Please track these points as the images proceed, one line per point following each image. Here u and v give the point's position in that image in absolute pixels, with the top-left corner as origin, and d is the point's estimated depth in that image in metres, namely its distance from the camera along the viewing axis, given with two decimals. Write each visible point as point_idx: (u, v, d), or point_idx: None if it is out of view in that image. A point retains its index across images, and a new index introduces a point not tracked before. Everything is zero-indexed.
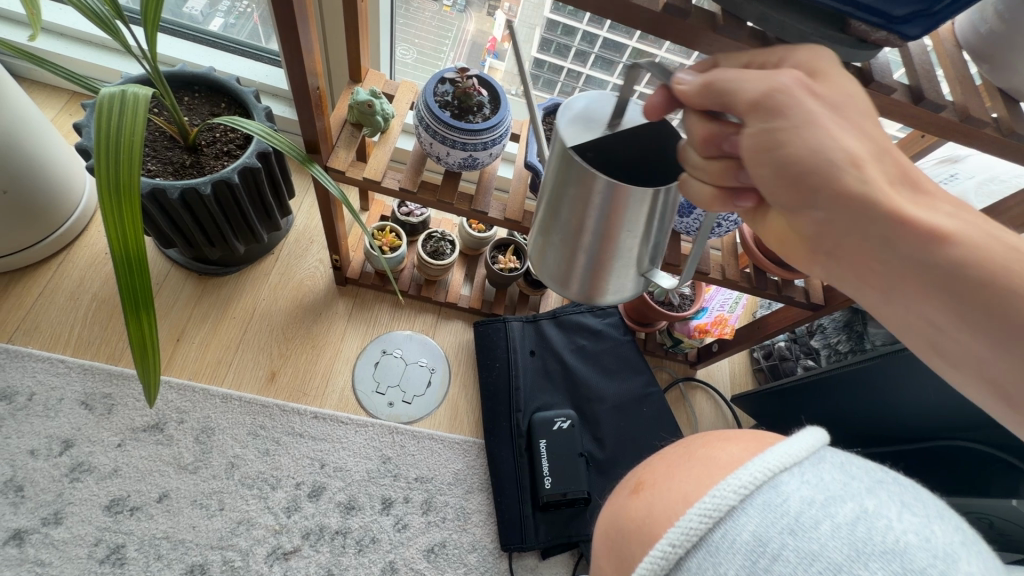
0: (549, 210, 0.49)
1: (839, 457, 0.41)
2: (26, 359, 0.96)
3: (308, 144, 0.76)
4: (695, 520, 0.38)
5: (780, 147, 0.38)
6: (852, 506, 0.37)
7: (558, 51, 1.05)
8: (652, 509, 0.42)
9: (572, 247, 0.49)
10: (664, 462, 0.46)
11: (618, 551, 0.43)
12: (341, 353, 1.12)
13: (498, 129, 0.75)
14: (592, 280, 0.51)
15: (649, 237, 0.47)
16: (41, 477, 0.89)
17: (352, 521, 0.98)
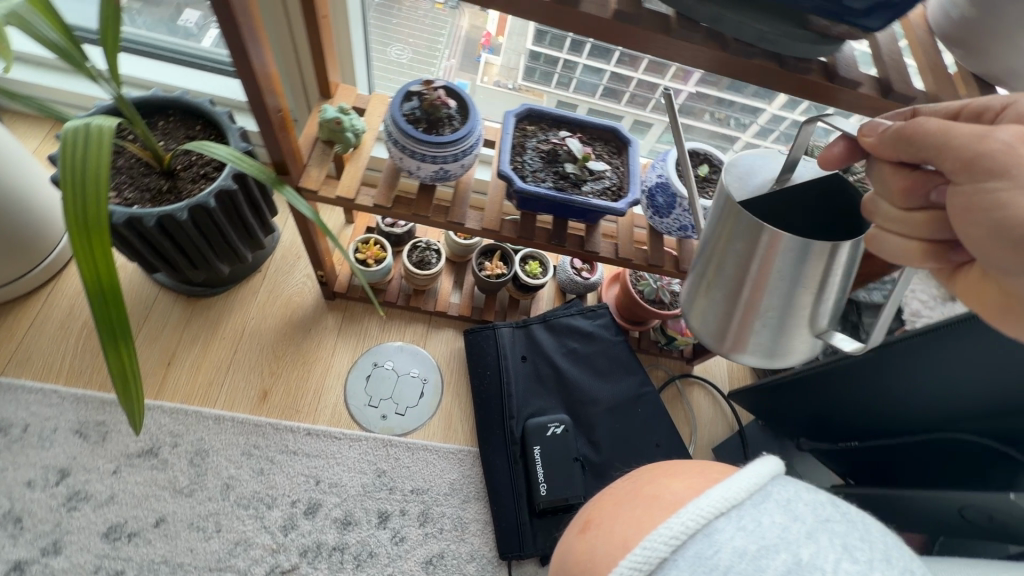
0: (712, 267, 0.50)
1: (788, 498, 0.33)
2: (19, 391, 0.97)
3: (277, 165, 0.76)
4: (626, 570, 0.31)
5: (990, 195, 0.35)
6: (787, 555, 0.29)
7: (553, 42, 1.03)
8: (598, 553, 0.35)
9: (736, 303, 0.49)
10: (609, 508, 0.38)
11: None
12: (332, 368, 1.12)
13: (467, 140, 0.74)
14: (774, 333, 0.50)
15: (825, 293, 0.47)
16: (39, 508, 0.90)
17: (349, 536, 0.98)
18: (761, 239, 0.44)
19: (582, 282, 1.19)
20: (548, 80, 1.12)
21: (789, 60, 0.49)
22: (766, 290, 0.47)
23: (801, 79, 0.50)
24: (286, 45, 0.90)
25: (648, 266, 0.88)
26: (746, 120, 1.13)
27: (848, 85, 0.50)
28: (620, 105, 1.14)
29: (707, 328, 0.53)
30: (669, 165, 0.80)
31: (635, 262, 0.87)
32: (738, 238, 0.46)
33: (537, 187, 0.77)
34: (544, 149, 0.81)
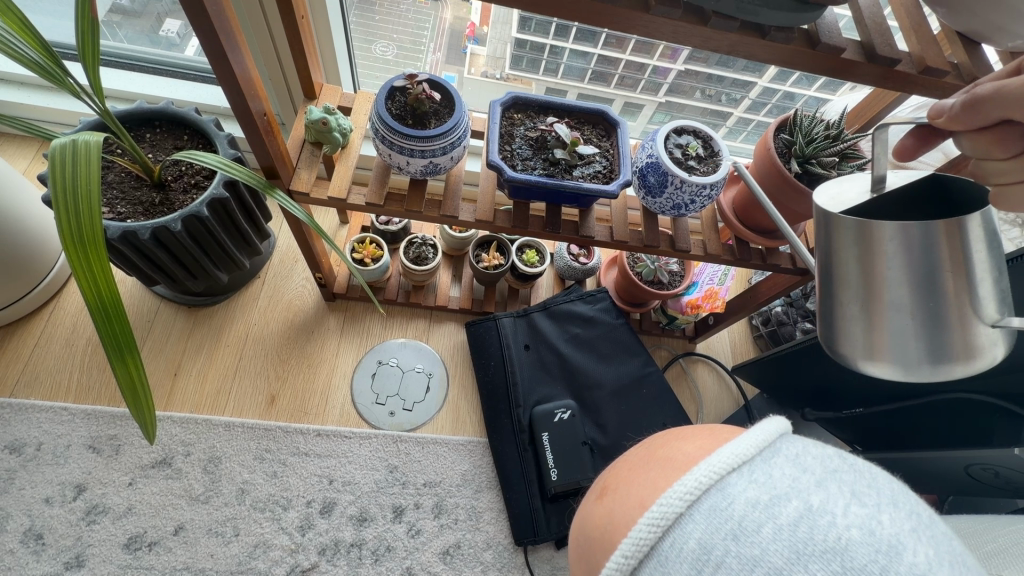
0: (842, 280, 0.50)
1: (800, 452, 0.27)
2: (29, 411, 0.98)
3: (266, 170, 0.76)
4: (643, 529, 0.26)
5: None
6: (799, 500, 0.24)
7: (538, 28, 1.00)
8: (617, 517, 0.30)
9: (873, 308, 0.48)
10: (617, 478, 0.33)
11: (591, 557, 0.31)
12: (338, 368, 1.13)
13: (456, 132, 0.74)
14: (928, 332, 0.47)
15: (973, 273, 0.45)
16: (59, 523, 0.92)
17: (366, 532, 1.00)
18: (877, 235, 0.45)
19: (579, 267, 1.19)
20: (536, 67, 1.10)
21: (770, 29, 0.49)
22: (897, 288, 0.46)
23: (780, 47, 0.50)
24: (266, 50, 0.89)
25: (644, 247, 0.88)
26: (737, 94, 1.12)
27: (831, 51, 0.50)
28: (610, 87, 1.13)
29: (860, 344, 0.51)
30: (658, 144, 0.80)
31: (631, 244, 0.87)
32: (852, 244, 0.47)
33: (528, 175, 0.77)
34: (533, 136, 0.81)
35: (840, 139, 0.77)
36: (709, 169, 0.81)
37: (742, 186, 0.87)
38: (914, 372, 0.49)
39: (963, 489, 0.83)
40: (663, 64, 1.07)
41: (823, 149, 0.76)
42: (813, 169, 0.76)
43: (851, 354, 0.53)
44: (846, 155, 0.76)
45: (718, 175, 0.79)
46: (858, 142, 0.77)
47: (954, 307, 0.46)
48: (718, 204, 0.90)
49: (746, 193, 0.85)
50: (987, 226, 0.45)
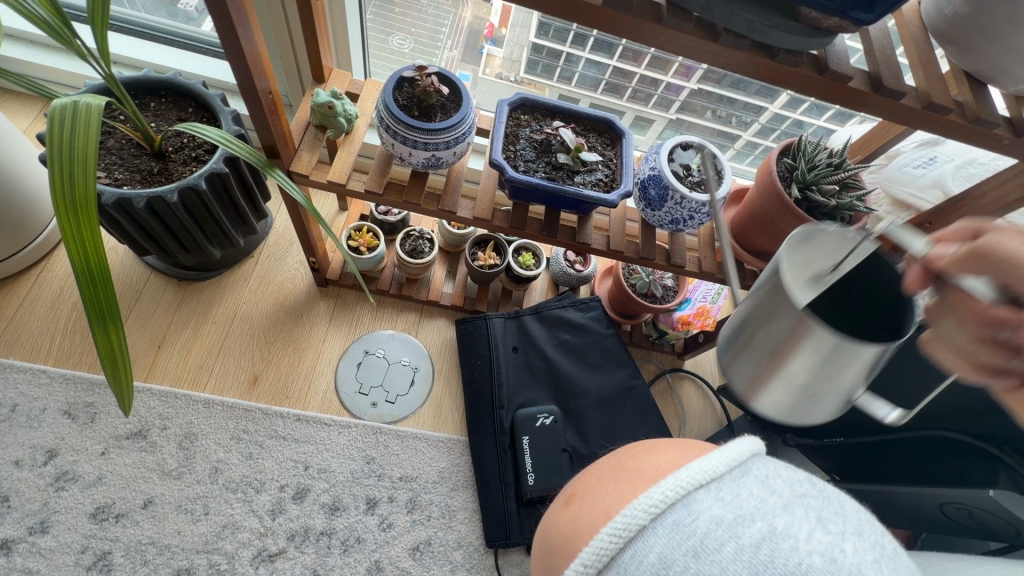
0: (748, 338, 0.45)
1: (770, 474, 0.27)
2: (7, 371, 0.97)
3: (267, 148, 0.75)
4: (605, 539, 0.26)
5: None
6: (763, 522, 0.24)
7: (556, 35, 1.01)
8: (580, 525, 0.30)
9: (771, 371, 0.44)
10: (586, 485, 0.33)
11: (551, 563, 0.31)
12: (323, 354, 1.12)
13: (461, 127, 0.74)
14: (803, 403, 0.45)
15: (870, 371, 0.42)
16: (27, 487, 0.91)
17: (337, 522, 0.99)
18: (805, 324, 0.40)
19: (575, 274, 1.19)
20: (550, 73, 1.11)
21: (779, 51, 0.49)
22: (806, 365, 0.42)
23: (788, 70, 0.50)
24: (278, 30, 0.89)
25: (639, 259, 0.88)
26: (747, 118, 1.13)
27: (838, 78, 0.50)
28: (622, 100, 1.14)
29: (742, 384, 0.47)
30: (661, 157, 0.80)
31: (626, 255, 0.87)
32: (781, 316, 0.41)
33: (529, 177, 0.76)
34: (537, 139, 0.81)
35: (842, 168, 0.77)
36: (710, 187, 0.81)
37: (742, 206, 0.87)
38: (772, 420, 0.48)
39: (934, 526, 0.83)
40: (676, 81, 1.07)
41: (825, 176, 0.76)
42: (813, 196, 0.76)
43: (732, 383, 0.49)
44: (847, 184, 0.76)
45: (719, 194, 0.79)
46: (859, 172, 0.77)
47: (836, 389, 0.43)
48: (717, 223, 0.89)
49: (745, 214, 0.85)
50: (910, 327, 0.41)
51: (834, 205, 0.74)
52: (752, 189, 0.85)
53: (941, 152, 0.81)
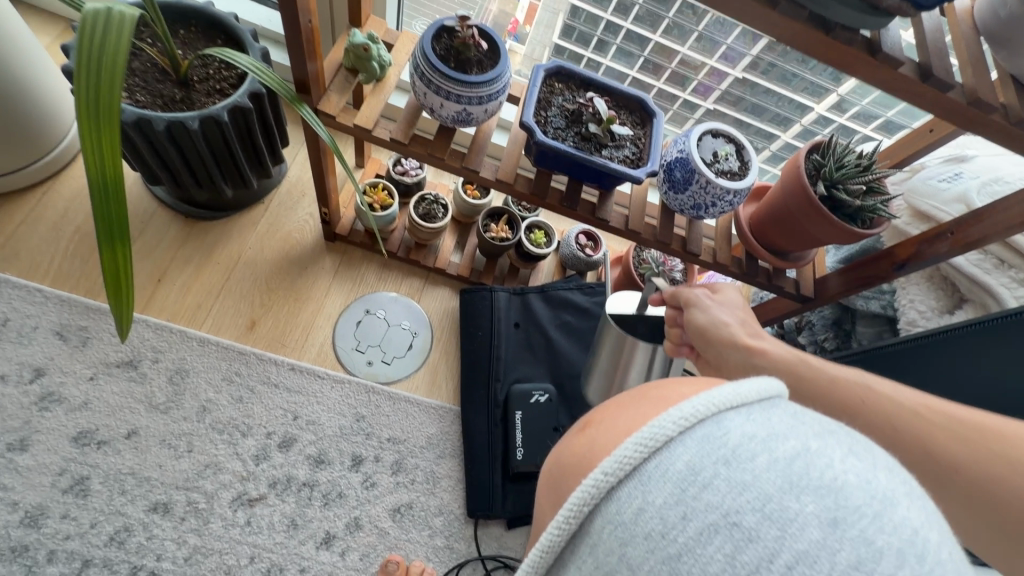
0: (597, 363, 0.72)
1: (794, 407, 0.26)
2: (2, 284, 0.95)
3: (298, 84, 0.74)
4: (629, 448, 0.24)
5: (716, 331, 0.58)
6: (796, 441, 0.23)
7: (580, 39, 1.11)
8: (597, 445, 0.27)
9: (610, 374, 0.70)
10: (607, 411, 0.30)
11: (559, 487, 0.29)
12: (323, 309, 1.11)
13: (496, 84, 0.73)
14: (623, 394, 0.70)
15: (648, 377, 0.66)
16: (10, 403, 0.89)
17: (320, 475, 0.98)
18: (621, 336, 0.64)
19: (584, 258, 1.17)
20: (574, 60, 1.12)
21: (835, 27, 0.49)
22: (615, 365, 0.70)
23: (842, 48, 0.49)
24: None
25: (655, 243, 0.88)
26: None
27: (890, 62, 0.50)
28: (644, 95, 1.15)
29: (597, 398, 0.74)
30: (691, 141, 0.79)
31: (643, 237, 0.86)
32: (612, 339, 0.67)
33: (558, 143, 0.76)
34: (569, 108, 0.80)
35: (870, 171, 0.77)
36: (737, 176, 0.80)
37: (762, 202, 0.87)
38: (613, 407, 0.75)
39: None
40: (692, 98, 1.16)
41: (852, 176, 0.76)
42: (838, 195, 0.76)
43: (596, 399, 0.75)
44: (873, 188, 0.77)
45: (743, 184, 0.79)
46: (884, 177, 0.78)
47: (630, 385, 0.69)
48: (736, 217, 0.89)
49: (766, 209, 0.85)
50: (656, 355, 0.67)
51: (858, 205, 0.75)
52: (775, 185, 0.85)
53: (967, 169, 0.81)
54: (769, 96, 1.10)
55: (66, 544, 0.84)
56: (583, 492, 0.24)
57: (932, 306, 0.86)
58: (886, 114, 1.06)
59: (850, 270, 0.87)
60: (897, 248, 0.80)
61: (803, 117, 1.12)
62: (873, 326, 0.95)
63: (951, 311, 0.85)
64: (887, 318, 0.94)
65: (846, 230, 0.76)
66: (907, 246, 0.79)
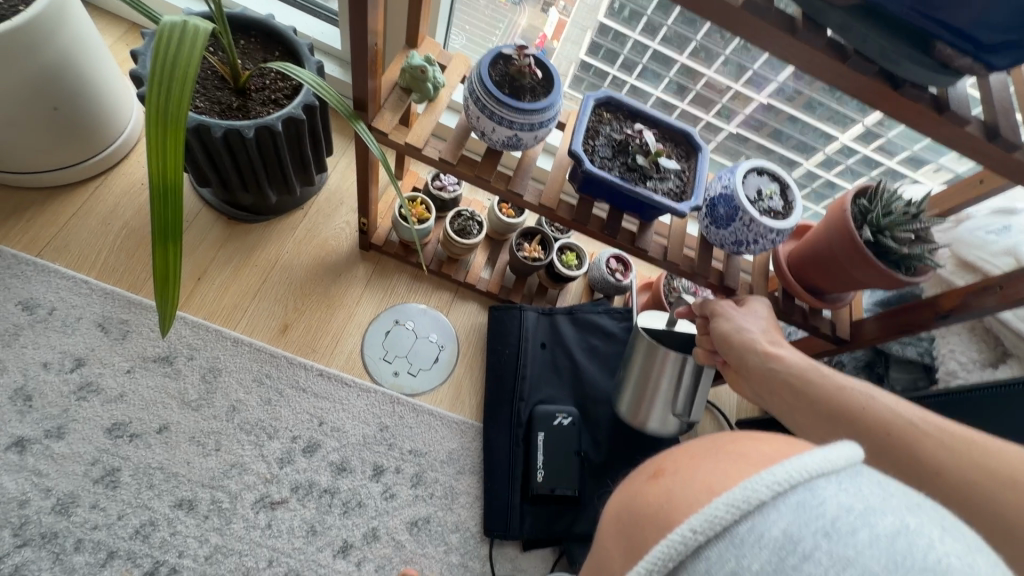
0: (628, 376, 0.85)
1: (879, 478, 0.27)
2: (51, 274, 0.98)
3: (356, 100, 0.76)
4: (720, 509, 0.25)
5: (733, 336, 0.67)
6: (893, 517, 0.24)
7: (606, 56, 1.12)
8: (678, 499, 0.28)
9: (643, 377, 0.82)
10: (684, 462, 0.30)
11: (633, 537, 0.29)
12: (354, 317, 1.12)
13: (549, 112, 0.74)
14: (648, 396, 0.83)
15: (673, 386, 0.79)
16: (50, 391, 0.91)
17: (342, 482, 0.98)
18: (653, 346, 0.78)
19: (614, 282, 1.18)
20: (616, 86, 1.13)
21: (902, 82, 0.49)
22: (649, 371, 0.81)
23: (908, 103, 0.50)
24: None
25: (691, 275, 0.88)
26: None
27: (956, 119, 0.50)
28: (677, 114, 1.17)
29: (627, 409, 0.86)
30: (737, 177, 0.79)
31: (681, 268, 0.87)
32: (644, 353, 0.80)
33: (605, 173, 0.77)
34: (617, 138, 0.81)
35: (918, 220, 0.76)
36: (780, 216, 0.80)
37: (803, 241, 0.87)
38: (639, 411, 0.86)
39: None
40: (717, 122, 1.16)
41: (899, 225, 0.76)
42: (885, 241, 0.76)
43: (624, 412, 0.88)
44: (920, 236, 0.76)
45: (787, 223, 0.79)
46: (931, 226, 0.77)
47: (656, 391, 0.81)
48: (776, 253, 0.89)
49: (807, 248, 0.84)
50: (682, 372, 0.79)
51: (905, 253, 0.74)
52: (818, 224, 0.85)
53: (1017, 222, 0.80)
54: (794, 124, 1.10)
55: (94, 534, 0.85)
56: (670, 548, 0.25)
57: (973, 357, 0.86)
58: (910, 148, 1.05)
59: (889, 316, 0.86)
60: (941, 298, 0.79)
61: (826, 147, 1.11)
62: (908, 372, 0.93)
63: (994, 364, 0.84)
64: (923, 366, 0.93)
65: (892, 277, 0.75)
66: (952, 297, 0.78)
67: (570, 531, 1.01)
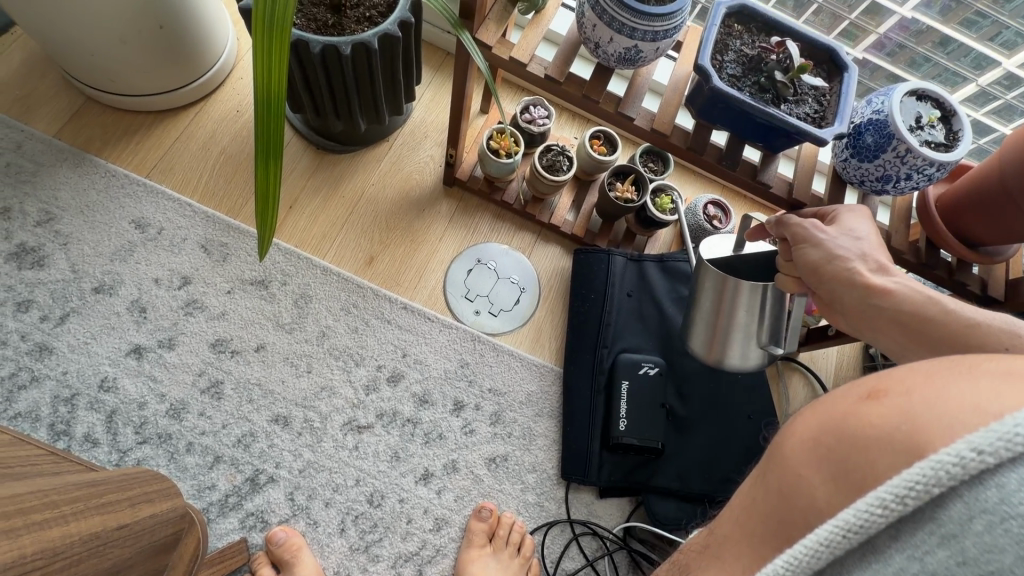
0: (697, 313, 0.74)
1: None
2: (159, 196, 1.02)
3: (462, 9, 0.71)
4: (1007, 429, 0.25)
5: (817, 262, 0.57)
6: None
7: None
8: (919, 414, 0.28)
9: (716, 316, 0.71)
10: (908, 379, 0.30)
11: (850, 462, 0.29)
12: (437, 253, 1.11)
13: (677, 17, 0.65)
14: (719, 332, 0.72)
15: (753, 320, 0.69)
16: (161, 305, 0.97)
17: (423, 414, 1.00)
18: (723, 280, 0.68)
19: (710, 230, 1.08)
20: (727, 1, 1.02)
21: None
22: (716, 308, 0.71)
23: None
24: None
25: None
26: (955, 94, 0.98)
27: None
28: None
29: (702, 348, 0.74)
30: (894, 99, 0.67)
31: (807, 209, 0.77)
32: (712, 288, 0.71)
33: (734, 91, 0.67)
34: (748, 54, 0.71)
35: None
36: (942, 147, 0.68)
37: (961, 180, 0.74)
38: (723, 354, 0.73)
39: None
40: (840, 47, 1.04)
41: None
42: None
43: (698, 352, 0.77)
44: None
45: (954, 155, 0.67)
46: None
47: (732, 326, 0.70)
48: (923, 196, 0.77)
49: (967, 190, 0.72)
50: (763, 302, 0.68)
51: None
52: (985, 162, 0.72)
53: None
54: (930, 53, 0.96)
55: (202, 439, 0.91)
56: (940, 470, 0.26)
57: None
58: None
59: None
60: None
61: (980, 76, 0.97)
62: None
63: None
64: None
65: None
66: None
67: (650, 481, 0.98)
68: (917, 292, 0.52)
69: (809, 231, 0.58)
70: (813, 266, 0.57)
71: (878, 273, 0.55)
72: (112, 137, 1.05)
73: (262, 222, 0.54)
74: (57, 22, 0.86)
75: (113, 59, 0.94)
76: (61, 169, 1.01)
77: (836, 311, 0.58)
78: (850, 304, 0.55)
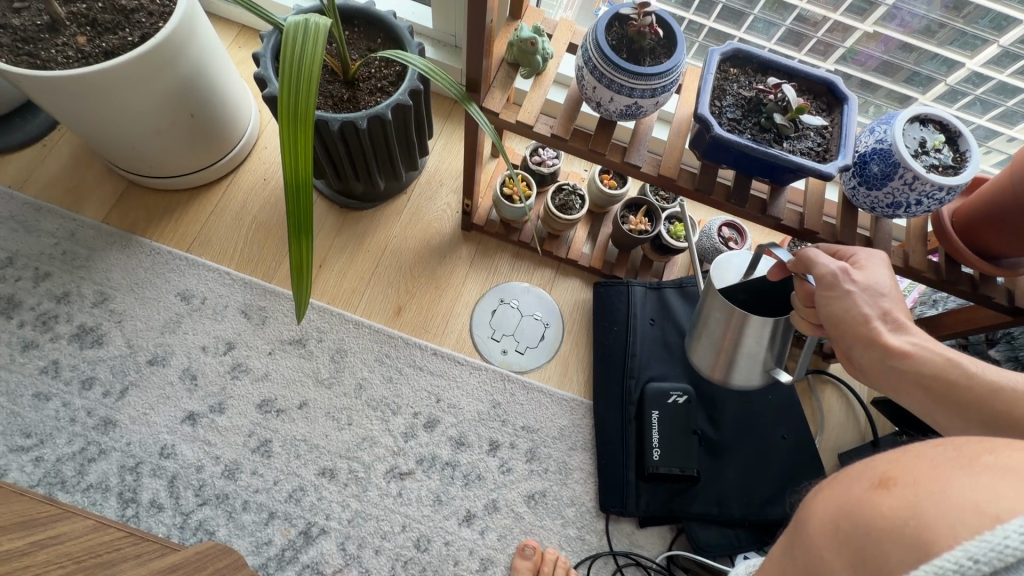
0: (702, 336, 0.68)
1: None
2: (200, 268, 1.09)
3: (469, 82, 0.75)
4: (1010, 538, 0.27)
5: (839, 315, 0.58)
6: None
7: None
8: (924, 510, 0.30)
9: (722, 342, 0.65)
10: (916, 467, 0.32)
11: (862, 550, 0.31)
12: (462, 297, 1.15)
13: (672, 74, 0.68)
14: (726, 358, 0.66)
15: (761, 346, 0.64)
16: (209, 371, 1.03)
17: (461, 456, 1.03)
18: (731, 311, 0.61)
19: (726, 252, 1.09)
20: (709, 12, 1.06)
21: None
22: (723, 334, 0.65)
23: None
24: None
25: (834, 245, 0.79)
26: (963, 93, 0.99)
27: None
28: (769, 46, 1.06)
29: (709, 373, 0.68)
30: (896, 128, 0.68)
31: (820, 236, 0.78)
32: (719, 315, 0.65)
33: (736, 136, 0.70)
34: (746, 96, 0.73)
35: None
36: (950, 170, 0.69)
37: (975, 194, 0.75)
38: (729, 380, 0.67)
39: None
40: (846, 20, 0.97)
41: None
42: None
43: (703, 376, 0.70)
44: None
45: (961, 177, 0.67)
46: None
47: (740, 353, 0.65)
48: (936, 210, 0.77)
49: (982, 204, 0.73)
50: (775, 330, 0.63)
51: None
52: (998, 176, 0.72)
53: None
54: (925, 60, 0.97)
55: (256, 496, 0.97)
56: (942, 574, 0.28)
57: None
58: None
59: None
60: None
61: (1000, 37, 0.89)
62: None
63: None
64: None
65: None
66: None
67: (689, 509, 0.98)
68: (936, 355, 0.56)
69: (835, 279, 0.58)
70: (835, 317, 0.58)
71: (896, 332, 0.58)
72: (153, 216, 1.13)
73: (299, 292, 0.58)
74: (102, 127, 0.94)
75: (148, 149, 1.02)
76: (111, 252, 1.09)
77: (855, 366, 0.61)
78: (870, 362, 0.59)
